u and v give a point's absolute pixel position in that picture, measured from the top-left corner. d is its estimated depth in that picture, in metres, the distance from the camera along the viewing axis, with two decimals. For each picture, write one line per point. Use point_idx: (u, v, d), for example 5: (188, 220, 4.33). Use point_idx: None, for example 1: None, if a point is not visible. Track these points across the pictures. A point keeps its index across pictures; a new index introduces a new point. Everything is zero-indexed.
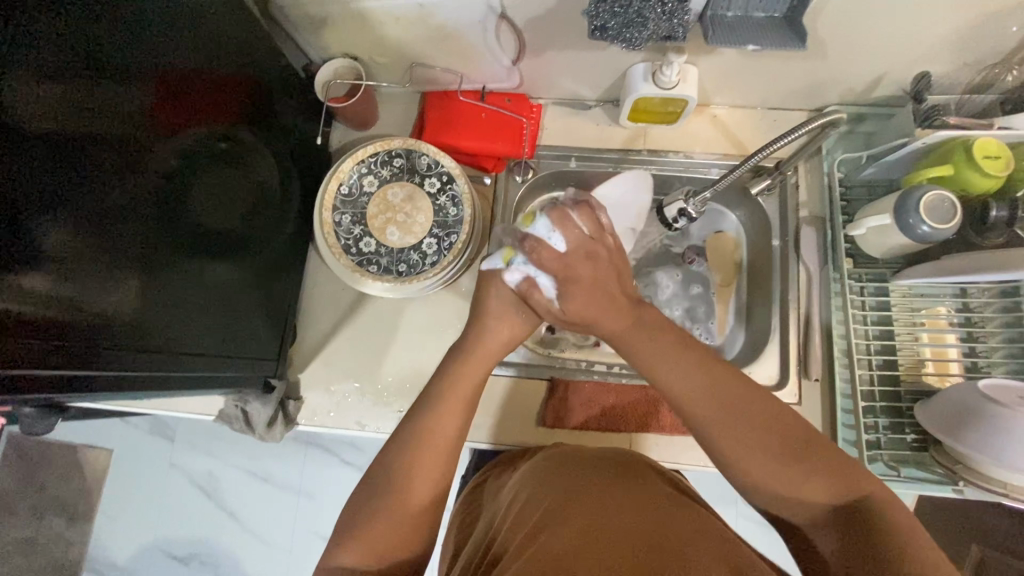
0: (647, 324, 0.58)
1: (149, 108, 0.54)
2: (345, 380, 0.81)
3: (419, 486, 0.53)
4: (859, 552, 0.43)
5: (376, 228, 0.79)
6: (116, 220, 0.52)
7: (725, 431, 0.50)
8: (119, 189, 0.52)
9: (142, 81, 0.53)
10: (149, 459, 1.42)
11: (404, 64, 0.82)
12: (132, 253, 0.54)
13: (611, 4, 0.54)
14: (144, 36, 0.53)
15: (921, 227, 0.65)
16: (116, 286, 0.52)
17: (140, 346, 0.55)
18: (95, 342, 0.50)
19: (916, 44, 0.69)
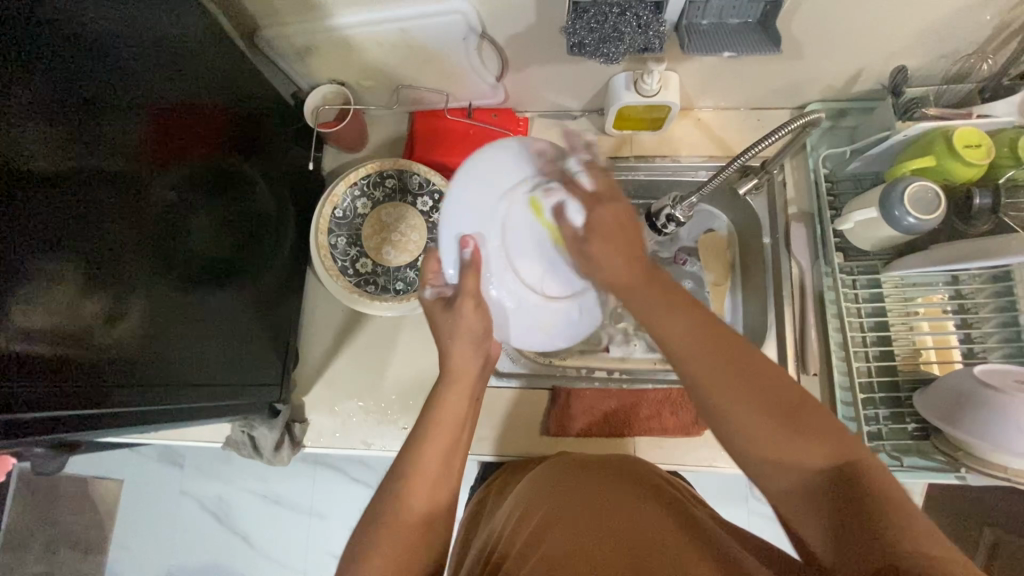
0: (662, 282, 0.53)
1: (141, 143, 0.56)
2: (348, 401, 0.82)
3: (413, 502, 0.56)
4: (855, 533, 0.39)
5: (373, 249, 0.81)
6: (115, 254, 0.53)
7: (717, 375, 0.46)
8: (115, 223, 0.53)
9: (132, 117, 0.54)
10: (160, 487, 1.43)
11: (390, 87, 0.83)
12: (132, 286, 0.55)
13: (586, 20, 0.57)
14: (130, 75, 0.54)
15: (907, 219, 0.66)
16: (117, 319, 0.53)
17: (144, 378, 0.56)
18: (100, 376, 0.51)
19: (890, 39, 0.70)
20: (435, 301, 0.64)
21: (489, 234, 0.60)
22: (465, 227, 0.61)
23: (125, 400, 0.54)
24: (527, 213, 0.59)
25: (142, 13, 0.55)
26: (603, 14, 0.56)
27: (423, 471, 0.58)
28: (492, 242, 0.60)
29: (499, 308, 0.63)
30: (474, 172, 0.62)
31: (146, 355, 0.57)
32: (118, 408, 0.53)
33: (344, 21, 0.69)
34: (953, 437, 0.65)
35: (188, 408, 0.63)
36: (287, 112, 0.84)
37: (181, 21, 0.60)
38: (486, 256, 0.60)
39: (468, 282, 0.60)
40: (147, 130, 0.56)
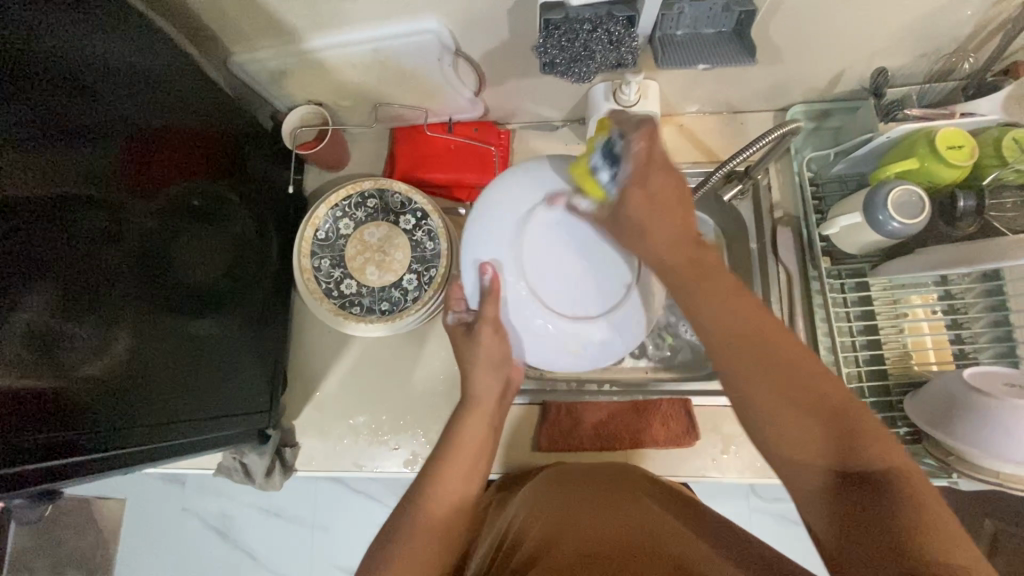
0: (708, 263, 0.52)
1: (117, 176, 0.55)
2: (339, 423, 0.82)
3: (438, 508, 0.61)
4: (859, 522, 0.41)
5: (356, 269, 0.80)
6: (95, 290, 0.52)
7: (746, 365, 0.47)
8: (93, 259, 0.52)
9: (105, 150, 0.54)
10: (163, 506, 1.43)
11: (369, 105, 0.82)
12: (114, 320, 0.55)
13: (557, 38, 0.57)
14: (101, 107, 0.53)
15: (891, 223, 0.65)
16: (100, 356, 0.53)
17: (131, 413, 0.56)
18: (86, 409, 0.51)
19: (870, 40, 0.69)
20: (456, 326, 0.67)
21: (505, 260, 0.54)
22: (480, 253, 0.56)
23: (115, 437, 0.54)
24: (543, 233, 0.54)
25: (110, 43, 0.54)
26: (574, 31, 0.56)
27: (444, 496, 0.62)
28: (509, 271, 0.54)
29: (520, 330, 0.57)
30: (502, 186, 0.56)
31: (133, 389, 0.57)
32: (108, 446, 0.53)
33: (316, 44, 0.68)
34: (944, 443, 0.64)
35: (179, 437, 0.63)
36: (266, 134, 0.83)
37: (151, 49, 0.60)
38: (505, 285, 0.55)
39: (487, 309, 0.57)
40: (122, 162, 0.56)
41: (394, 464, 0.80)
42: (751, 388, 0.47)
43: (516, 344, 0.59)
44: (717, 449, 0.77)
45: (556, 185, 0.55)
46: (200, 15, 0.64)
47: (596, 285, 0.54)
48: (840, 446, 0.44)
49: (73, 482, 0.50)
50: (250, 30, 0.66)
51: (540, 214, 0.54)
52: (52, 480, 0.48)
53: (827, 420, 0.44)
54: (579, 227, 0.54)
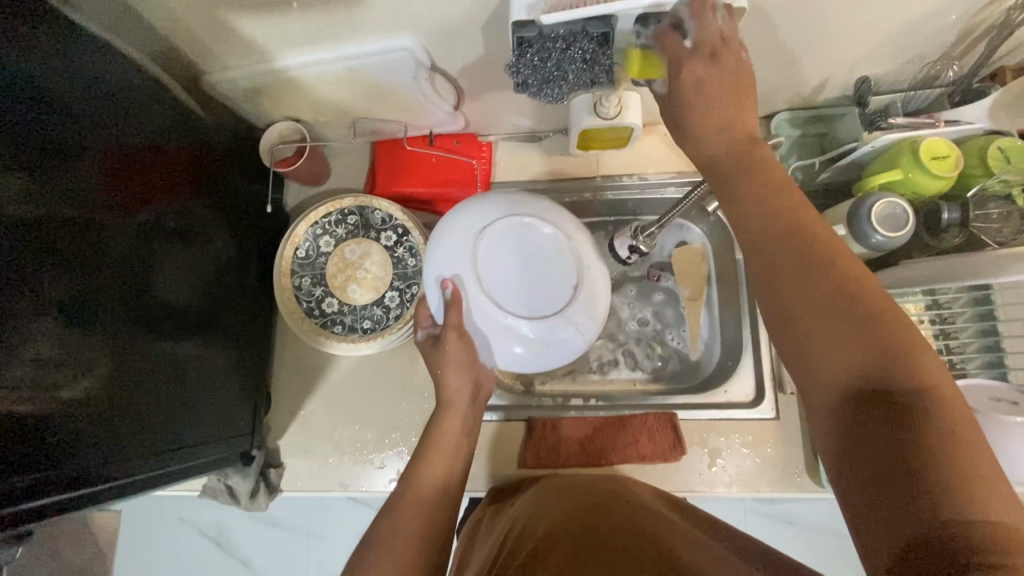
0: (761, 164, 0.49)
1: (84, 201, 0.55)
2: (323, 442, 0.82)
3: (423, 488, 0.65)
4: (886, 432, 0.39)
5: (337, 288, 0.79)
6: (64, 316, 0.52)
7: (791, 256, 0.46)
8: (61, 285, 0.52)
9: (69, 175, 0.53)
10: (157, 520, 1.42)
11: (347, 120, 0.81)
12: (87, 345, 0.54)
13: (529, 57, 0.55)
14: (62, 131, 0.53)
15: (874, 236, 0.64)
16: (75, 382, 0.52)
17: (108, 438, 0.56)
18: (62, 436, 0.51)
19: (852, 48, 0.67)
20: (426, 340, 0.70)
21: (464, 274, 0.62)
22: (442, 273, 0.64)
23: (90, 464, 0.53)
24: (496, 249, 0.62)
25: (69, 67, 0.54)
26: (547, 49, 0.54)
27: (419, 495, 0.64)
28: (468, 283, 0.62)
29: (485, 335, 0.64)
30: (455, 219, 0.65)
31: (111, 414, 0.56)
32: (84, 473, 0.53)
33: (288, 62, 0.67)
34: None
35: (160, 461, 0.62)
36: (243, 152, 0.82)
37: (115, 70, 0.59)
38: (466, 295, 0.62)
39: (451, 317, 0.64)
40: (90, 186, 0.55)
41: (379, 483, 0.79)
42: (780, 279, 0.46)
43: (482, 350, 0.66)
44: (704, 463, 0.76)
45: (500, 210, 0.64)
46: (165, 34, 0.62)
47: (546, 287, 0.63)
48: (869, 374, 0.41)
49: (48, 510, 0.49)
50: (221, 50, 0.65)
51: (491, 234, 0.62)
52: (27, 509, 0.47)
53: (870, 348, 0.42)
54: (528, 243, 0.63)
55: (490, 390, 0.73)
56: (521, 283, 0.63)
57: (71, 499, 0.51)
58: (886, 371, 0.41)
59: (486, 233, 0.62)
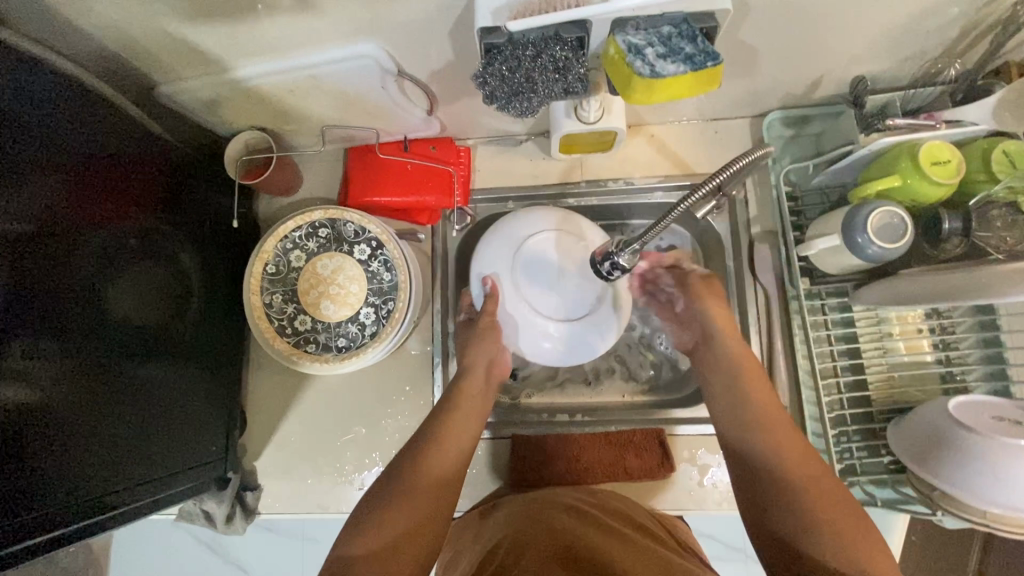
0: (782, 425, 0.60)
1: (39, 224, 0.52)
2: (301, 463, 0.79)
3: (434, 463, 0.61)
4: None
5: (310, 305, 0.76)
6: (21, 346, 0.49)
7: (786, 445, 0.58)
8: (16, 315, 0.49)
9: (20, 198, 0.50)
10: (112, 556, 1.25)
11: (316, 128, 0.77)
12: (54, 369, 0.52)
13: (498, 67, 0.51)
14: (8, 152, 0.50)
15: (870, 247, 0.61)
16: (39, 414, 0.50)
17: (78, 466, 0.54)
18: (26, 462, 0.49)
19: (848, 46, 0.63)
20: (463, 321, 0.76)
21: (503, 271, 0.69)
22: (484, 270, 0.70)
23: (54, 500, 0.52)
24: (534, 257, 0.68)
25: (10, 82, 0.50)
26: (516, 58, 0.50)
27: (426, 481, 0.59)
28: (507, 282, 0.68)
29: (516, 328, 0.69)
30: (506, 224, 0.70)
31: (80, 443, 0.54)
32: (44, 511, 0.51)
33: (248, 72, 0.63)
34: (924, 479, 0.61)
35: (129, 488, 0.60)
36: (207, 163, 0.78)
37: (57, 82, 0.55)
38: (503, 290, 0.68)
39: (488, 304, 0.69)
40: (42, 209, 0.52)
41: None
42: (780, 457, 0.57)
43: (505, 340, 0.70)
44: (692, 480, 0.74)
45: (545, 220, 0.69)
46: (110, 46, 0.58)
47: (577, 294, 0.68)
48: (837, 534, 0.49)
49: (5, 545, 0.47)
50: (173, 62, 0.61)
51: (534, 241, 0.68)
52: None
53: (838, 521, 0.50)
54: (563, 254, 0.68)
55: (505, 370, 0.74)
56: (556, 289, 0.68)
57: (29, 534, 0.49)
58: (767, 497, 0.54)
59: (531, 238, 0.68)
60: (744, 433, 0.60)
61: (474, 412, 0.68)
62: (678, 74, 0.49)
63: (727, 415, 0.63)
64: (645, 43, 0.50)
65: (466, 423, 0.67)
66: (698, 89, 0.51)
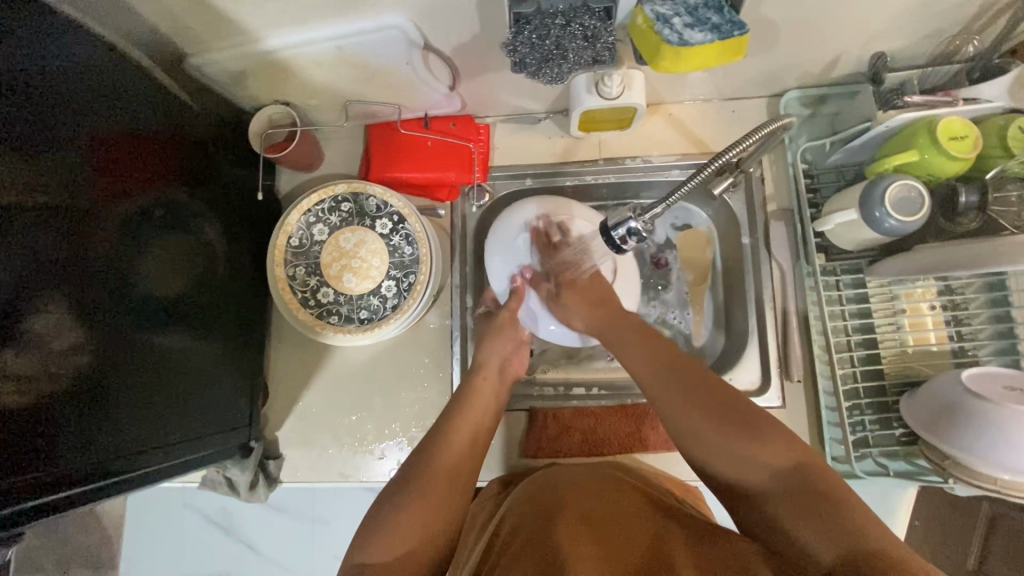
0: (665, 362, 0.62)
1: (64, 190, 0.52)
2: (322, 433, 0.81)
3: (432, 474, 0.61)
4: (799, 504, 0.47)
5: (333, 277, 0.77)
6: (52, 312, 0.51)
7: (668, 386, 0.59)
8: (39, 279, 0.50)
9: (46, 164, 0.51)
10: (118, 536, 1.22)
11: (339, 103, 0.78)
12: (87, 333, 0.54)
13: (527, 35, 0.52)
14: (37, 119, 0.50)
15: (887, 221, 0.62)
16: (62, 376, 0.51)
17: (109, 429, 0.56)
18: (60, 421, 0.51)
19: (867, 23, 0.64)
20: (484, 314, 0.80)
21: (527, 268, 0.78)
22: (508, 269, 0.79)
23: (81, 459, 0.53)
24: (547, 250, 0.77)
25: (37, 50, 0.51)
26: (546, 26, 0.51)
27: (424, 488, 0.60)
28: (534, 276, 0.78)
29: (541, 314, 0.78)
30: (515, 226, 0.79)
31: (100, 406, 0.55)
32: (71, 471, 0.52)
33: (276, 44, 0.64)
34: (937, 448, 0.62)
35: (160, 456, 0.62)
36: (231, 137, 0.79)
37: (85, 51, 0.56)
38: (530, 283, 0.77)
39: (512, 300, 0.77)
40: (68, 175, 0.53)
41: (379, 473, 0.79)
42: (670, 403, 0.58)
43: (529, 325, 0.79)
44: None
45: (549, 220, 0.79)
46: (144, 15, 0.59)
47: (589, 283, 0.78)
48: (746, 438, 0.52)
49: (44, 500, 0.49)
50: (203, 32, 0.62)
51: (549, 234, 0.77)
52: (15, 506, 0.46)
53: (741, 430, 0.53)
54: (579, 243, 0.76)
55: (515, 375, 0.76)
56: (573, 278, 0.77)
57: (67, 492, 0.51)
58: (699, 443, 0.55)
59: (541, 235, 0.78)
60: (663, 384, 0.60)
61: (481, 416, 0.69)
62: (705, 43, 0.50)
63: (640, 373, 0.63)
64: (672, 13, 0.50)
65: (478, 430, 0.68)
66: (722, 59, 0.53)
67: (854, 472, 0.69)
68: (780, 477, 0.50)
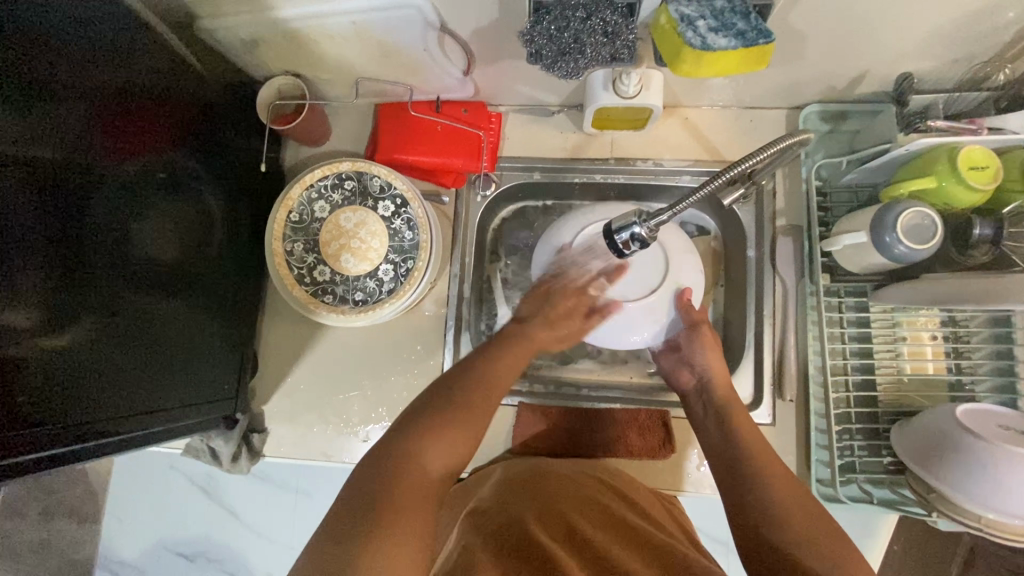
0: (752, 430, 0.63)
1: (64, 146, 0.52)
2: (308, 410, 0.81)
3: (497, 384, 0.63)
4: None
5: (330, 256, 0.76)
6: (48, 267, 0.51)
7: (757, 446, 0.61)
8: (29, 238, 0.49)
9: (49, 118, 0.50)
10: (101, 493, 1.23)
11: (351, 79, 0.77)
12: (80, 293, 0.54)
13: (546, 25, 0.51)
14: (44, 70, 0.50)
15: (898, 246, 0.61)
16: (50, 333, 0.51)
17: (98, 389, 0.56)
18: (49, 377, 0.51)
19: (896, 41, 0.62)
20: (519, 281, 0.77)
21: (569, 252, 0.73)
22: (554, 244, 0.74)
23: (63, 420, 0.52)
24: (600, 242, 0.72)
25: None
26: (566, 18, 0.50)
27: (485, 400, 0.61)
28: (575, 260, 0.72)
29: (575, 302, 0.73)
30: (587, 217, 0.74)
31: (90, 369, 0.55)
32: (56, 427, 0.51)
33: (290, 14, 0.62)
34: (924, 480, 0.62)
35: (150, 421, 0.62)
36: (238, 106, 0.78)
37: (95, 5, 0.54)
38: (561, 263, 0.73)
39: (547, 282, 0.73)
40: (66, 132, 0.52)
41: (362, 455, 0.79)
42: (750, 461, 0.59)
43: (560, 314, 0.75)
44: (692, 463, 0.75)
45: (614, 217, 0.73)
46: None
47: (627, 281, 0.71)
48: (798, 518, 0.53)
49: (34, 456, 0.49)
50: None
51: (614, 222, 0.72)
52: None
53: (804, 510, 0.54)
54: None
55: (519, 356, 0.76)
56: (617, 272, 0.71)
57: (62, 448, 0.51)
58: (748, 488, 0.57)
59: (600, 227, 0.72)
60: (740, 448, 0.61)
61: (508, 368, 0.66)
62: (729, 49, 0.49)
63: (721, 443, 0.63)
64: (698, 14, 0.49)
65: (499, 377, 0.64)
66: (745, 67, 0.51)
67: (837, 495, 0.68)
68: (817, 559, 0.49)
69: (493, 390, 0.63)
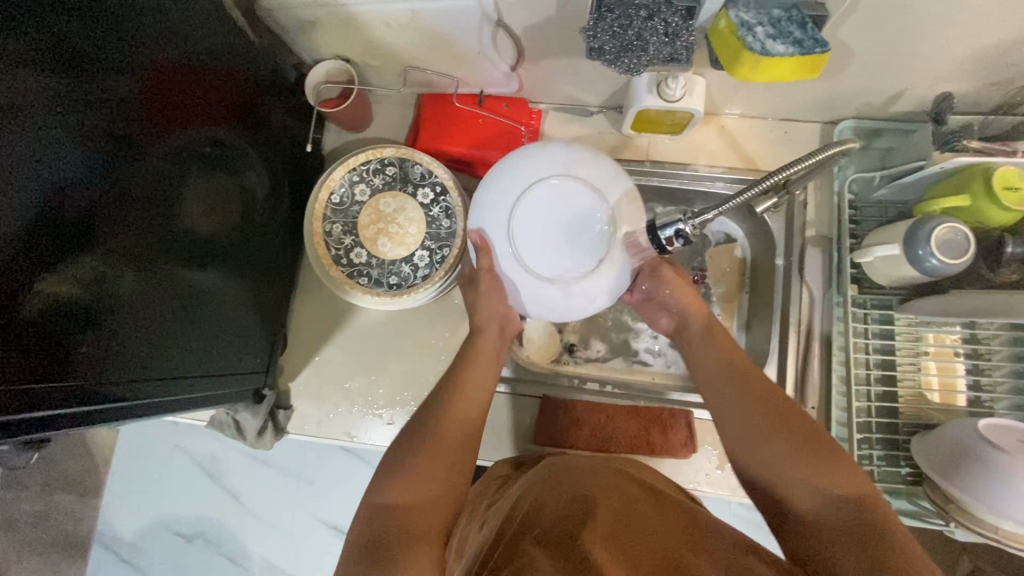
0: (732, 358, 0.64)
1: (119, 112, 0.52)
2: (334, 390, 0.82)
3: (474, 386, 0.66)
4: (857, 541, 0.48)
5: (368, 239, 0.78)
6: (95, 230, 0.51)
7: (736, 382, 0.61)
8: (76, 200, 0.49)
9: (104, 83, 0.50)
10: (106, 465, 1.23)
11: (399, 67, 0.78)
12: (123, 256, 0.54)
13: (609, 23, 0.53)
14: (100, 36, 0.50)
15: (930, 260, 0.62)
16: (93, 297, 0.51)
17: (132, 355, 0.56)
18: (87, 338, 0.51)
19: (939, 62, 0.63)
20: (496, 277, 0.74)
21: (495, 225, 0.59)
22: (477, 217, 0.61)
23: (89, 381, 0.51)
24: (529, 203, 0.57)
25: None
26: (629, 17, 0.52)
27: (463, 401, 0.64)
28: (497, 230, 0.59)
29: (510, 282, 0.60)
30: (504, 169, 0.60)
31: (123, 335, 0.55)
32: (88, 387, 0.51)
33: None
34: (942, 489, 0.63)
35: (177, 390, 0.62)
36: (285, 87, 0.80)
37: None
38: (493, 245, 0.59)
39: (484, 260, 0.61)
40: (119, 98, 0.52)
41: (385, 437, 0.80)
42: (735, 401, 0.60)
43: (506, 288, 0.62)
44: (711, 464, 0.76)
45: (539, 164, 0.58)
46: None
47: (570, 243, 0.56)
48: (812, 466, 0.53)
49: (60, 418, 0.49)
50: None
51: (539, 189, 0.57)
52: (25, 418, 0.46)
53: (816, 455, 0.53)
54: (570, 199, 0.56)
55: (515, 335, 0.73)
56: (551, 238, 0.57)
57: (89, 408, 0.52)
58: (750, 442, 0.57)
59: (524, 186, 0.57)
60: (732, 392, 0.60)
61: (477, 385, 0.66)
62: (787, 55, 0.50)
63: (711, 377, 0.63)
64: (756, 21, 0.51)
65: (465, 411, 0.63)
66: (799, 74, 0.53)
67: None
68: (847, 511, 0.50)
69: (473, 393, 0.66)
